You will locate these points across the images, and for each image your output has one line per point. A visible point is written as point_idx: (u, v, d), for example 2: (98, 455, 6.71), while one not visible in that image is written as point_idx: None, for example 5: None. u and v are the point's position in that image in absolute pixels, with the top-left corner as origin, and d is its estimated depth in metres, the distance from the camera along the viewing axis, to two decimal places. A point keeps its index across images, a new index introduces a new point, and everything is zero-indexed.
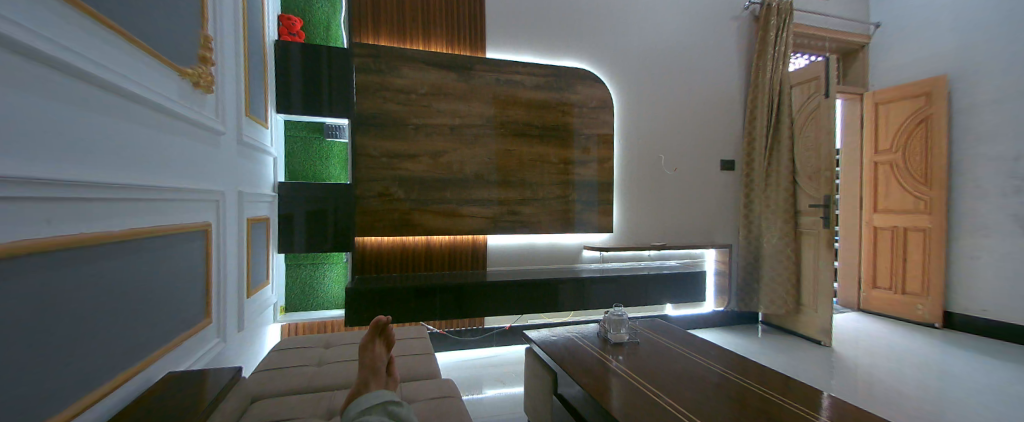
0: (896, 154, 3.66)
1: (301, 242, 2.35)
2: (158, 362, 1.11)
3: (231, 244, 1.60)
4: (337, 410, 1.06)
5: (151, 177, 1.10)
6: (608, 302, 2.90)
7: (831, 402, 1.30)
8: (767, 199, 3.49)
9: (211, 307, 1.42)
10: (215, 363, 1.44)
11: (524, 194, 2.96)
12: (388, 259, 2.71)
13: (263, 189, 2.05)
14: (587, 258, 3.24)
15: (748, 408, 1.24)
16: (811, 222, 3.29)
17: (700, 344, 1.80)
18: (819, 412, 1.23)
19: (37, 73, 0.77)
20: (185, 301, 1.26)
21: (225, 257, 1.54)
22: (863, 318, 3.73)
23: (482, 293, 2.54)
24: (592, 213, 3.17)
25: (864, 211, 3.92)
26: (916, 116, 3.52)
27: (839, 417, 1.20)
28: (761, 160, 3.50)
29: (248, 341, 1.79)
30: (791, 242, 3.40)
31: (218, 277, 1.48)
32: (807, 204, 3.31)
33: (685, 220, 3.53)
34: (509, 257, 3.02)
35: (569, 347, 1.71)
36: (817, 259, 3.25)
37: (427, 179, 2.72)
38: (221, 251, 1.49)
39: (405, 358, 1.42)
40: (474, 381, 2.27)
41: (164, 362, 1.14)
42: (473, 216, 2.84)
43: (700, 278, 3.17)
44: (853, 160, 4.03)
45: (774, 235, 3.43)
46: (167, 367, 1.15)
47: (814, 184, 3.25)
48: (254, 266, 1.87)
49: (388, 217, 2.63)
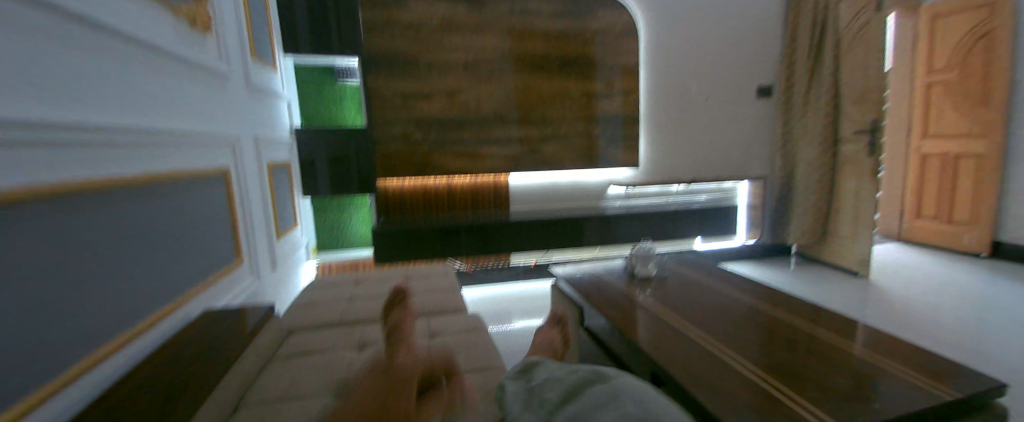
0: (953, 73, 3.25)
1: (325, 186, 2.37)
2: (192, 301, 1.16)
3: (254, 190, 1.61)
4: (374, 343, 1.08)
5: (155, 120, 1.07)
6: (633, 238, 2.86)
7: (866, 333, 1.24)
8: (806, 127, 3.24)
9: (240, 250, 1.45)
10: (253, 300, 1.52)
11: (545, 131, 2.84)
12: (411, 202, 2.68)
13: (282, 135, 2.04)
14: (612, 196, 3.15)
15: (777, 338, 1.21)
16: (854, 151, 2.99)
17: (729, 278, 1.75)
18: (853, 340, 1.19)
19: (28, 13, 0.72)
20: (209, 247, 1.28)
21: (249, 202, 1.55)
22: (900, 249, 3.57)
23: (506, 232, 2.54)
24: (616, 150, 3.04)
25: (913, 138, 3.63)
26: (976, 31, 3.06)
27: (873, 346, 1.15)
28: (802, 89, 3.21)
29: (284, 280, 1.87)
30: (829, 174, 3.18)
31: (243, 221, 1.49)
32: (850, 131, 2.99)
33: (716, 151, 3.35)
34: (532, 197, 2.97)
35: (594, 283, 1.69)
36: (857, 193, 3.01)
37: (444, 120, 2.62)
38: (242, 197, 1.50)
39: (557, 332, 1.39)
40: (503, 315, 2.35)
41: (196, 302, 1.18)
42: (494, 156, 2.75)
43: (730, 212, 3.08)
44: (902, 86, 3.63)
45: (810, 166, 3.22)
46: (199, 308, 1.19)
47: (858, 108, 2.91)
48: (281, 211, 1.90)
49: (409, 160, 2.58)
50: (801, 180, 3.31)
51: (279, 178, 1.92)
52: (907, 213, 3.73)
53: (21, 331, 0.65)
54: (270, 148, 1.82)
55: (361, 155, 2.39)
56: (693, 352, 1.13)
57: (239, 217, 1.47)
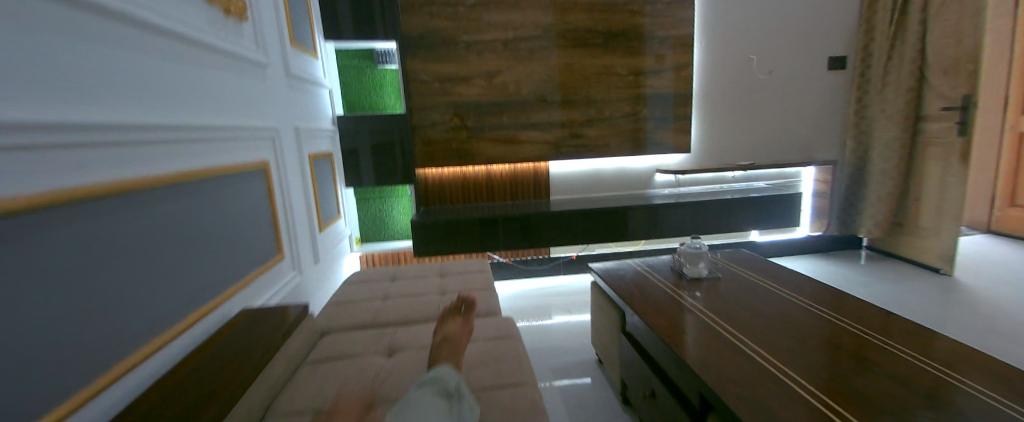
0: None
1: (369, 176, 2.39)
2: (232, 300, 1.18)
3: (296, 181, 1.63)
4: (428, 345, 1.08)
5: (193, 116, 1.07)
6: (681, 229, 2.68)
7: (946, 345, 1.05)
8: (884, 104, 2.79)
9: (281, 243, 1.47)
10: (296, 294, 1.56)
11: (588, 113, 2.68)
12: (451, 191, 2.65)
13: (324, 124, 2.06)
14: (660, 183, 2.97)
15: (845, 352, 1.03)
16: (940, 130, 2.53)
17: (790, 278, 1.56)
18: (930, 355, 1.00)
19: (60, 13, 0.72)
20: (249, 241, 1.30)
21: (290, 194, 1.57)
22: (988, 241, 3.09)
23: (547, 223, 2.45)
24: (666, 132, 2.82)
25: (1007, 114, 3.03)
26: None
27: (952, 363, 0.96)
28: (881, 55, 2.78)
29: (327, 271, 1.90)
30: (906, 156, 2.73)
31: (284, 213, 1.51)
32: (936, 107, 2.54)
33: (778, 133, 3.04)
34: (575, 185, 2.85)
35: (638, 283, 1.56)
36: (944, 177, 2.54)
37: (483, 102, 2.53)
38: (283, 189, 1.51)
39: None
40: (544, 311, 2.29)
41: (236, 300, 1.20)
42: (534, 142, 2.64)
43: (794, 201, 2.81)
44: (997, 56, 3.01)
45: (887, 148, 2.78)
46: (241, 303, 1.22)
47: (949, 80, 2.45)
48: (323, 202, 1.93)
49: (447, 145, 2.53)
50: (874, 165, 2.88)
51: (321, 168, 1.94)
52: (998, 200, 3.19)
53: (51, 338, 0.66)
54: (312, 137, 1.84)
55: (405, 138, 2.37)
56: (747, 369, 0.98)
57: (280, 210, 1.48)
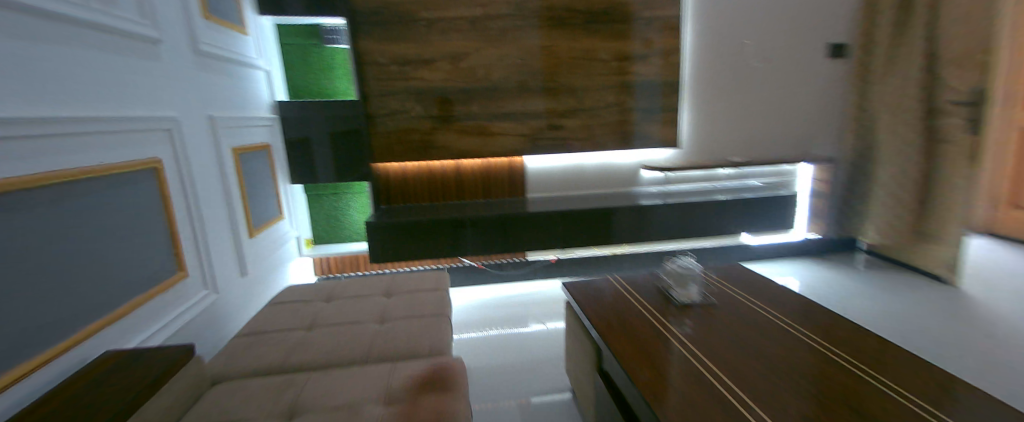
0: None
1: (326, 174, 2.15)
2: (106, 332, 0.93)
3: (210, 183, 1.34)
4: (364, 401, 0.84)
5: (19, 106, 0.78)
6: (667, 232, 2.47)
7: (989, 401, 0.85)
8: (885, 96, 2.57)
9: (183, 262, 1.18)
10: (212, 316, 1.29)
11: (569, 103, 2.43)
12: (414, 189, 2.40)
13: (256, 111, 1.76)
14: (648, 180, 2.76)
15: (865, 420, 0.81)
16: (951, 127, 2.30)
17: (785, 304, 1.35)
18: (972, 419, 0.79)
19: None
20: (128, 263, 1.02)
21: (201, 200, 1.28)
22: (997, 245, 2.94)
23: (522, 226, 2.21)
24: (654, 125, 2.59)
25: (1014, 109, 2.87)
26: None
27: None
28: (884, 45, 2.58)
29: (259, 285, 1.64)
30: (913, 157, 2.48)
31: (190, 225, 1.22)
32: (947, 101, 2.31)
33: (772, 126, 2.84)
34: (553, 182, 2.62)
35: (617, 309, 1.33)
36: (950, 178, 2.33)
37: (449, 89, 2.26)
38: (189, 194, 1.22)
39: None
40: (517, 323, 2.07)
41: (110, 334, 0.95)
42: (507, 134, 2.39)
43: (786, 201, 2.63)
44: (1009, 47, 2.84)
45: (891, 145, 2.58)
46: (113, 344, 0.95)
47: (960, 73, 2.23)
48: (254, 205, 1.64)
49: (408, 137, 2.26)
50: (879, 163, 2.69)
51: (252, 163, 1.66)
52: (1002, 201, 3.04)
53: None
54: (237, 128, 1.55)
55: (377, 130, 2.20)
56: None
57: (181, 222, 1.19)
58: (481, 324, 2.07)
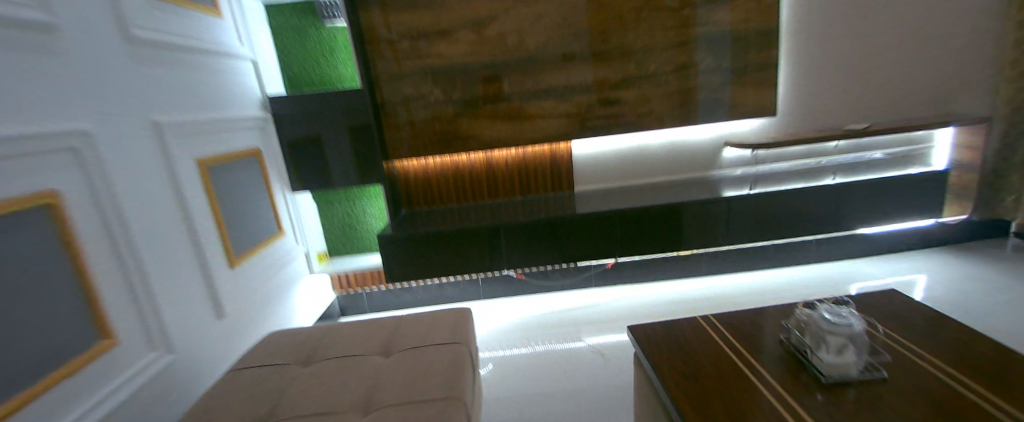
0: None
1: (340, 176, 1.80)
2: None
3: (151, 211, 1.03)
4: None
5: None
6: (759, 228, 1.90)
7: None
8: None
9: (110, 324, 0.88)
10: (166, 384, 0.99)
11: (623, 68, 1.92)
12: (439, 188, 2.04)
13: (233, 110, 1.45)
14: (730, 161, 2.18)
15: None
16: None
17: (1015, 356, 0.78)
18: None
19: None
20: (21, 339, 0.72)
21: (138, 235, 0.98)
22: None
23: (566, 231, 1.76)
24: (732, 89, 2.00)
25: None
26: None
27: None
28: None
29: (245, 324, 1.34)
30: None
31: (122, 271, 0.93)
32: None
33: (906, 78, 2.10)
34: (607, 170, 2.12)
35: (714, 373, 0.82)
36: None
37: (473, 65, 1.85)
38: (117, 229, 0.92)
39: None
40: (567, 336, 1.78)
41: None
42: (550, 115, 1.94)
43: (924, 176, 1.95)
44: None
45: None
46: None
47: None
48: (231, 226, 1.35)
49: (428, 128, 1.89)
50: None
51: (226, 175, 1.36)
52: None
53: None
54: (198, 133, 1.25)
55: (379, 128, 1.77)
56: None
57: (107, 269, 0.89)
58: (519, 339, 1.80)
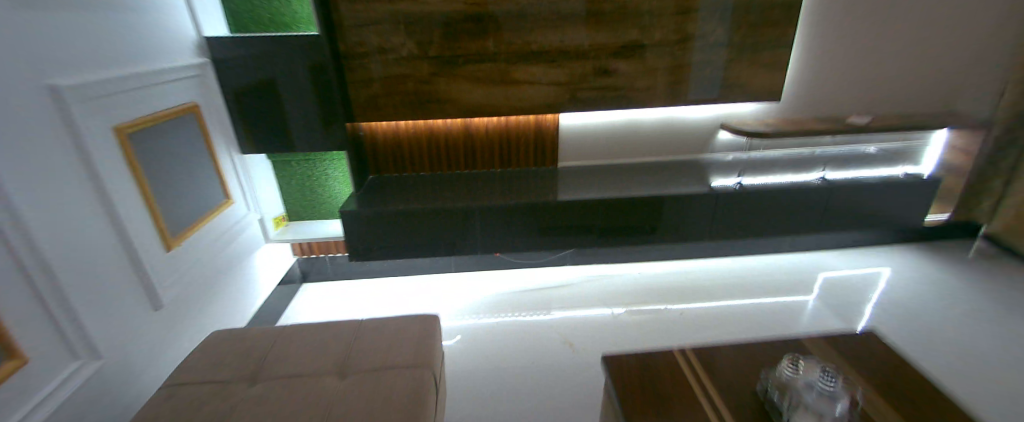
0: None
1: (298, 127, 1.62)
2: None
3: (57, 202, 0.87)
4: None
5: None
6: (741, 222, 1.85)
7: None
8: None
9: (15, 342, 0.76)
10: (98, 391, 0.92)
11: (624, 33, 1.69)
12: (411, 153, 1.86)
13: (158, 60, 1.21)
14: (725, 144, 2.06)
15: None
16: None
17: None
18: None
19: None
20: None
21: (41, 234, 0.82)
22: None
23: (546, 215, 1.66)
24: (741, 68, 1.81)
25: None
26: None
27: None
28: None
29: (187, 307, 1.25)
30: None
31: (24, 279, 0.79)
32: None
33: (921, 70, 1.96)
34: (594, 144, 1.98)
35: None
36: None
37: (454, 14, 1.57)
38: (12, 232, 0.76)
39: None
40: (535, 308, 1.80)
41: None
42: (539, 82, 1.74)
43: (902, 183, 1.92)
44: None
45: None
46: None
47: None
48: (164, 202, 1.19)
49: (398, 86, 1.67)
50: None
51: (154, 143, 1.17)
52: None
53: None
54: (115, 92, 1.03)
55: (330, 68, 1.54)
56: None
57: (0, 280, 0.74)
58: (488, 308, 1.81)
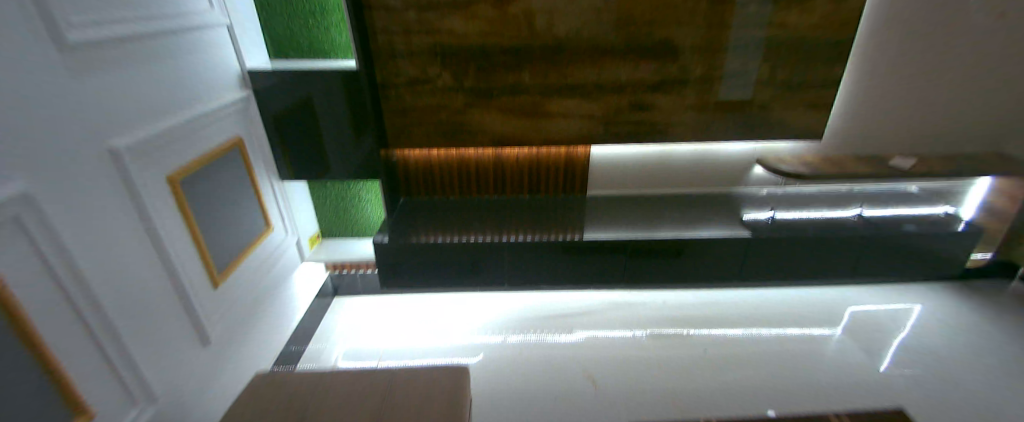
0: None
1: (333, 144, 1.67)
2: None
3: (116, 258, 0.91)
4: None
5: None
6: (765, 261, 1.88)
7: None
8: None
9: (86, 402, 0.83)
10: None
11: (663, 68, 1.65)
12: (441, 178, 1.91)
13: (201, 101, 1.26)
14: (759, 178, 2.02)
15: None
16: None
17: None
18: None
19: None
20: None
21: (100, 293, 0.87)
22: None
23: (572, 249, 1.77)
24: (780, 107, 1.76)
25: None
26: None
27: None
28: None
29: (234, 339, 1.33)
30: None
31: (90, 339, 0.84)
32: None
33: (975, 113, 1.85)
34: (624, 175, 1.97)
35: None
36: None
37: (491, 47, 1.57)
38: (76, 295, 0.81)
39: None
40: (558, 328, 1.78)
41: None
42: (572, 115, 1.72)
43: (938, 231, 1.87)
44: None
45: None
46: None
47: None
48: (209, 242, 1.24)
49: (433, 116, 1.70)
50: None
51: (199, 186, 1.22)
52: None
53: None
54: (162, 144, 1.08)
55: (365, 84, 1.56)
56: None
57: (70, 343, 0.80)
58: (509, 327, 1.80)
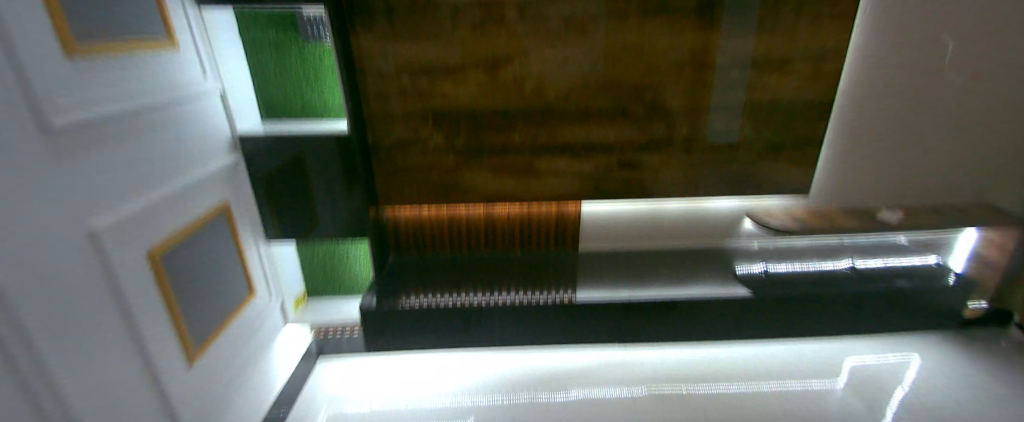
0: None
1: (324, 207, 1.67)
2: None
3: (87, 349, 0.87)
4: None
5: None
6: (762, 319, 1.84)
7: None
8: None
9: None
10: None
11: (651, 129, 1.68)
12: (432, 236, 1.89)
13: (189, 170, 1.25)
14: (750, 231, 2.00)
15: None
16: None
17: None
18: None
19: None
20: None
21: (65, 388, 0.81)
22: None
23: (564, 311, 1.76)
24: (767, 165, 1.80)
25: None
26: None
27: None
28: None
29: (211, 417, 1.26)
30: None
31: None
32: None
33: None
34: (616, 228, 1.95)
35: None
36: None
37: (483, 110, 1.60)
38: (43, 397, 0.76)
39: None
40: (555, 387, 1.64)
41: None
42: (562, 174, 1.74)
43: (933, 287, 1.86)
44: None
45: None
46: None
47: None
48: (187, 314, 1.19)
49: (423, 175, 1.71)
50: None
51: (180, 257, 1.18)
52: None
53: None
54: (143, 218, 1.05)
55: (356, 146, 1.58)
56: None
57: None
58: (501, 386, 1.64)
